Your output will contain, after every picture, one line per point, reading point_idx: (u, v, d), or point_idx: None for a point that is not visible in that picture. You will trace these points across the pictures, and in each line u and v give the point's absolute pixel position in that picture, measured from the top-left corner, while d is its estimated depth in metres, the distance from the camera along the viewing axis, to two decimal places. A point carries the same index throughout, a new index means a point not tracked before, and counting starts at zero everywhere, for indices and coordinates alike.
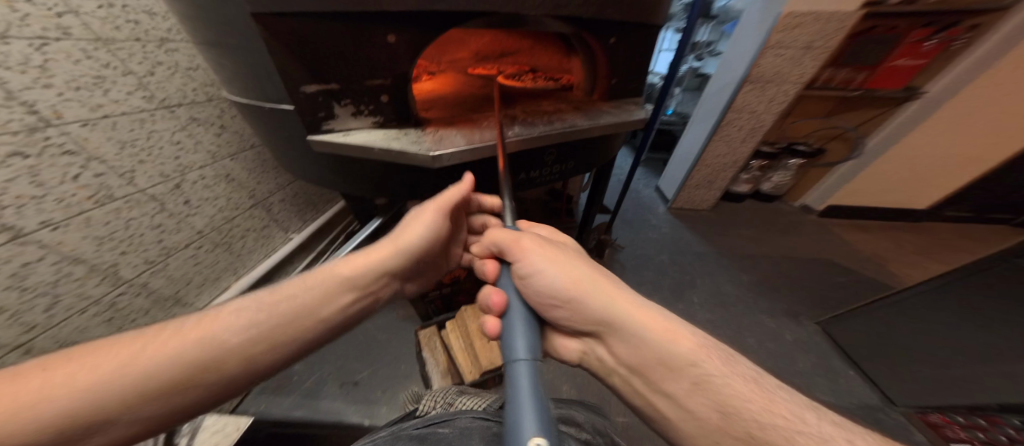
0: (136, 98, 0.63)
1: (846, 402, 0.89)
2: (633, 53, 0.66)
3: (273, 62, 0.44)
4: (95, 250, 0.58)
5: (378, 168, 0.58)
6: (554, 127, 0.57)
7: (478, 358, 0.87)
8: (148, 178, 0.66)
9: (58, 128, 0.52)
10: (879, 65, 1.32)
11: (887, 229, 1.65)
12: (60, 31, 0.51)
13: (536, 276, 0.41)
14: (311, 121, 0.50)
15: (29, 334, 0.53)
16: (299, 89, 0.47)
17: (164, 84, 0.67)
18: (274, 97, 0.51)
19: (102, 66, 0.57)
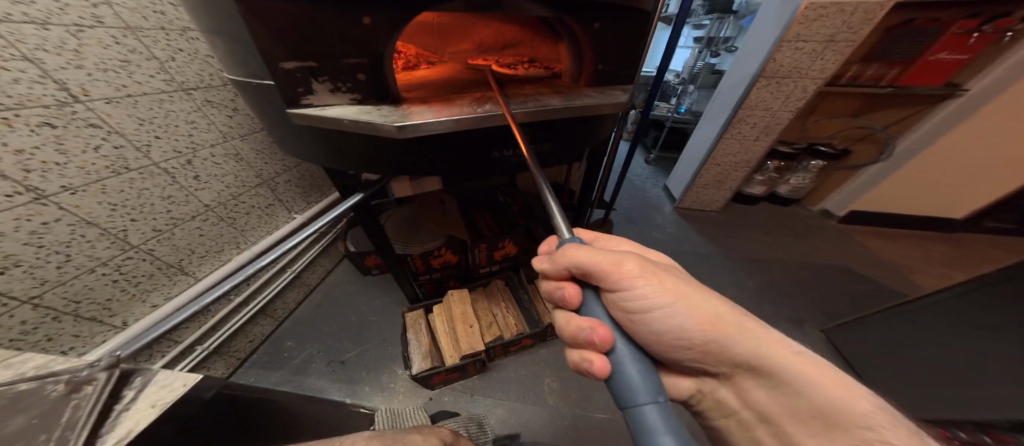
0: (157, 80, 0.69)
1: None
2: (621, 40, 0.65)
3: (254, 41, 0.50)
4: (108, 215, 0.65)
5: (359, 145, 0.63)
6: (529, 106, 0.61)
7: (459, 342, 0.91)
8: (162, 152, 0.72)
9: (85, 104, 0.59)
10: (915, 60, 1.22)
11: (918, 239, 1.52)
12: (95, 19, 0.58)
13: (659, 311, 0.39)
14: (290, 96, 0.57)
15: (40, 288, 0.59)
16: (279, 65, 0.53)
17: (184, 69, 0.73)
18: (256, 73, 0.57)
19: (128, 51, 0.64)
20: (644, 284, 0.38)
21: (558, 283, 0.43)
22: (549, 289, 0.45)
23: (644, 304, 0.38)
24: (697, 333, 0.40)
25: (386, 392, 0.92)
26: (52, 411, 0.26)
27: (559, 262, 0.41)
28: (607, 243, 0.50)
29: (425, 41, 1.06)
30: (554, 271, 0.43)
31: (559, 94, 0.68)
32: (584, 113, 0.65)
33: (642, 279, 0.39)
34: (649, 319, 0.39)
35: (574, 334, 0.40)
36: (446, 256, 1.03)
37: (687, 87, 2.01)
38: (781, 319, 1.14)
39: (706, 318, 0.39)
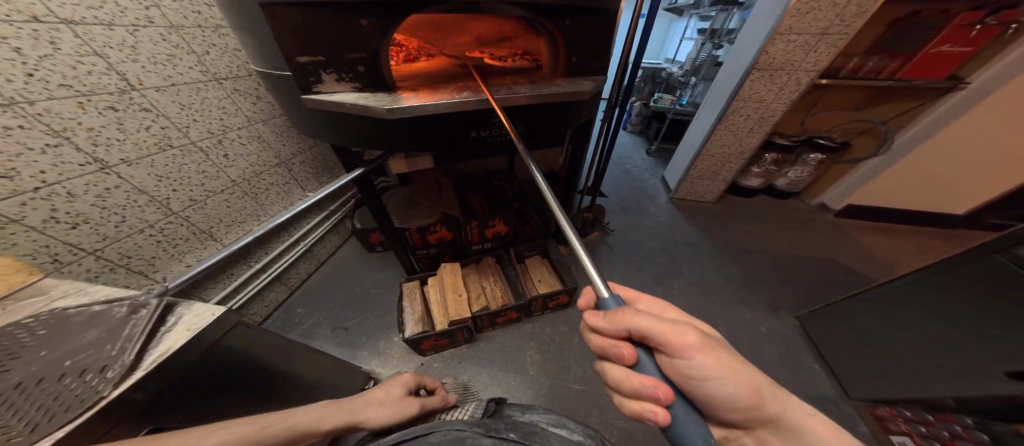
0: (194, 71, 0.81)
1: (801, 392, 0.94)
2: (586, 35, 0.77)
3: (276, 40, 0.61)
4: (155, 184, 0.78)
5: (363, 128, 0.73)
6: (501, 94, 0.72)
7: (448, 310, 1.00)
8: (199, 133, 0.85)
9: (139, 91, 0.72)
10: (917, 52, 1.19)
11: (917, 236, 1.50)
12: (147, 20, 0.70)
13: (715, 381, 0.35)
14: (303, 84, 0.68)
15: (104, 242, 0.72)
16: (294, 59, 0.64)
17: (217, 61, 0.85)
18: (276, 66, 0.68)
19: (173, 46, 0.76)
20: (705, 356, 0.34)
21: (612, 339, 0.37)
22: (600, 346, 0.38)
23: (706, 375, 0.34)
24: (753, 406, 0.37)
25: (383, 356, 1.03)
26: (118, 327, 0.44)
27: (619, 321, 0.36)
28: (646, 305, 0.46)
29: (426, 35, 1.15)
30: (610, 330, 0.37)
31: (529, 84, 0.80)
32: (556, 99, 0.76)
33: (705, 352, 0.34)
34: (704, 389, 0.35)
35: (630, 388, 0.37)
36: (441, 233, 1.13)
37: (690, 79, 1.99)
38: (760, 307, 1.18)
39: (759, 391, 0.37)
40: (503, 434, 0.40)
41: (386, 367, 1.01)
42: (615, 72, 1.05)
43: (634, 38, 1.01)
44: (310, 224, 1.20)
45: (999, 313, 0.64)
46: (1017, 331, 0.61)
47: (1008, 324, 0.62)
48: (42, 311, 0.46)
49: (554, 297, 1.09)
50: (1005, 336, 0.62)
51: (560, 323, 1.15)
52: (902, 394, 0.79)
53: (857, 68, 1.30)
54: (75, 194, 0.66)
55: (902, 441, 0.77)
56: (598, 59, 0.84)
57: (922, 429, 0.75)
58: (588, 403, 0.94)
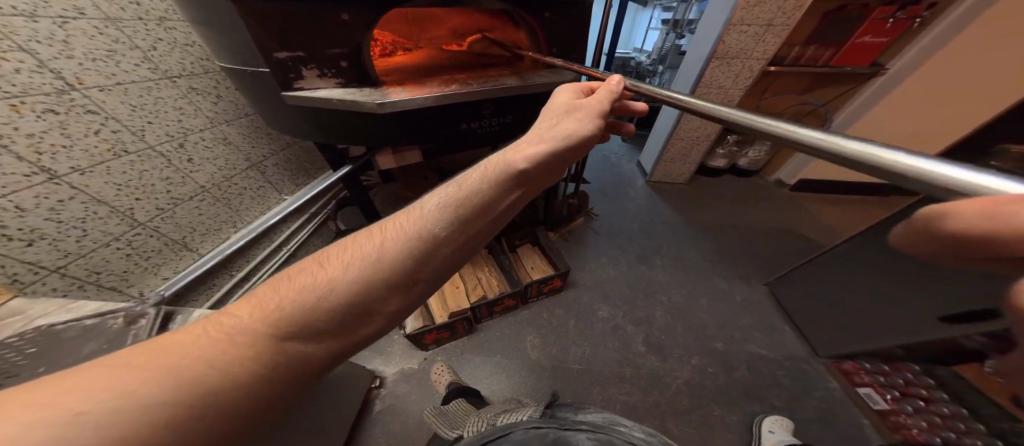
0: (142, 68, 0.74)
1: (776, 352, 1.06)
2: (565, 27, 0.81)
3: (250, 35, 0.58)
4: (115, 194, 0.72)
5: (349, 124, 0.72)
6: (487, 85, 0.74)
7: (447, 301, 1.03)
8: (156, 136, 0.78)
9: (81, 91, 0.64)
10: (845, 42, 1.36)
11: (855, 204, 1.72)
12: (76, 11, 0.62)
13: None
14: (283, 81, 0.65)
15: (65, 259, 0.66)
16: (271, 55, 0.62)
17: (166, 58, 0.78)
18: (250, 62, 0.65)
19: (112, 41, 0.68)
20: None
21: None
22: None
23: None
24: None
25: (384, 355, 1.04)
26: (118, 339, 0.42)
27: None
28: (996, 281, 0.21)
29: (401, 29, 1.13)
30: None
31: (513, 76, 0.83)
32: (541, 89, 0.79)
33: None
34: None
35: None
36: None
37: (657, 68, 2.10)
38: (734, 278, 1.30)
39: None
40: (577, 427, 0.52)
41: (389, 365, 1.02)
42: (591, 61, 1.09)
43: (607, 28, 1.06)
44: (293, 226, 1.15)
45: None
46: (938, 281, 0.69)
47: None
48: (26, 329, 0.42)
49: (549, 281, 1.12)
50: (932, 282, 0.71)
51: (555, 308, 1.18)
52: (863, 347, 0.91)
53: (799, 56, 1.44)
54: (24, 208, 0.59)
55: (867, 392, 0.90)
56: (578, 50, 0.88)
57: (882, 379, 0.88)
58: (590, 381, 0.99)
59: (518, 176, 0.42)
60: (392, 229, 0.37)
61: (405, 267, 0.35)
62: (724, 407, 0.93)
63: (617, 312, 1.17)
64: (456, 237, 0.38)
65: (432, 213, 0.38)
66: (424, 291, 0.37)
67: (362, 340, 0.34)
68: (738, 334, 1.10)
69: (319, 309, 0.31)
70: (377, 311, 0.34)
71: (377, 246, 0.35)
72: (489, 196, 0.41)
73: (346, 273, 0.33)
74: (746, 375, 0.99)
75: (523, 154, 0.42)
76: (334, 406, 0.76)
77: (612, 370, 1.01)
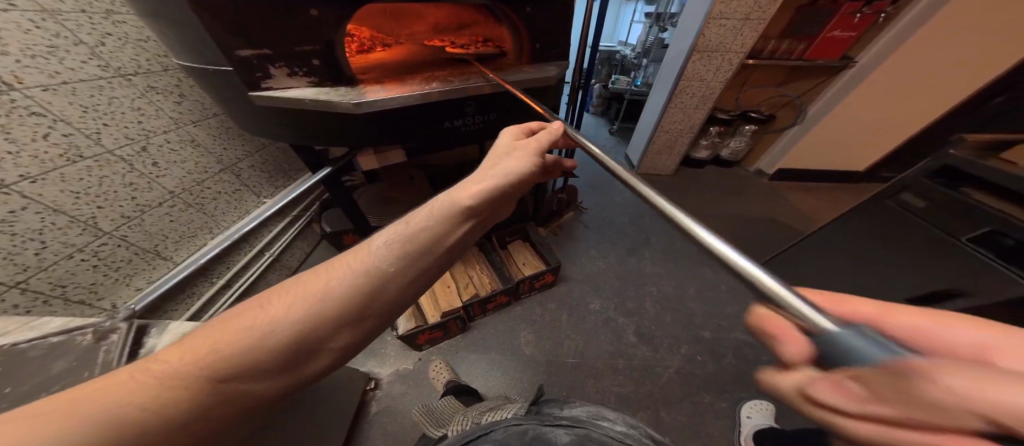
0: (91, 66, 0.68)
1: None
2: (547, 22, 0.80)
3: (208, 32, 0.55)
4: (74, 202, 0.67)
5: (323, 124, 0.71)
6: (468, 83, 0.73)
7: (438, 302, 1.02)
8: (114, 139, 0.73)
9: (21, 91, 0.59)
10: (817, 36, 1.41)
11: (830, 192, 1.79)
12: (5, 2, 0.56)
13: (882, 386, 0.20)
14: (249, 80, 0.63)
15: (24, 273, 0.62)
16: (234, 53, 0.59)
17: (117, 54, 0.73)
18: (212, 60, 0.61)
19: (53, 36, 0.62)
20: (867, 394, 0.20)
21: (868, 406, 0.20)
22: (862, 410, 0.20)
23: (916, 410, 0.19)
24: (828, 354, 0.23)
25: (378, 356, 1.03)
26: (86, 356, 0.40)
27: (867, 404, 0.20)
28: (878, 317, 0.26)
29: (380, 24, 1.10)
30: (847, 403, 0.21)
31: (495, 72, 0.82)
32: (523, 86, 0.79)
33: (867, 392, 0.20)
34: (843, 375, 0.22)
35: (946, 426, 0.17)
36: None
37: (641, 61, 2.11)
38: (719, 267, 1.34)
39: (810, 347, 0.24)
40: (558, 422, 0.53)
41: (384, 366, 1.01)
42: (576, 55, 1.09)
43: (590, 22, 1.06)
44: (274, 229, 1.12)
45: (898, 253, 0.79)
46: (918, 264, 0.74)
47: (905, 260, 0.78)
48: None
49: (540, 277, 1.13)
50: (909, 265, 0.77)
51: (547, 303, 1.19)
52: None
53: (774, 50, 1.48)
54: None
55: None
56: (561, 45, 0.87)
57: None
58: (584, 374, 1.01)
59: (466, 212, 0.44)
60: (336, 266, 0.35)
61: (351, 307, 0.34)
62: (714, 394, 0.96)
63: (608, 304, 1.19)
64: (409, 272, 0.38)
65: (381, 250, 0.37)
66: (376, 325, 0.36)
67: (309, 379, 0.33)
68: (724, 321, 1.14)
69: (260, 351, 0.29)
70: (323, 349, 0.32)
71: (322, 284, 0.34)
72: (438, 232, 0.41)
73: (291, 313, 0.31)
74: (732, 361, 1.03)
75: (468, 191, 0.45)
76: (328, 410, 0.75)
77: (605, 362, 1.03)
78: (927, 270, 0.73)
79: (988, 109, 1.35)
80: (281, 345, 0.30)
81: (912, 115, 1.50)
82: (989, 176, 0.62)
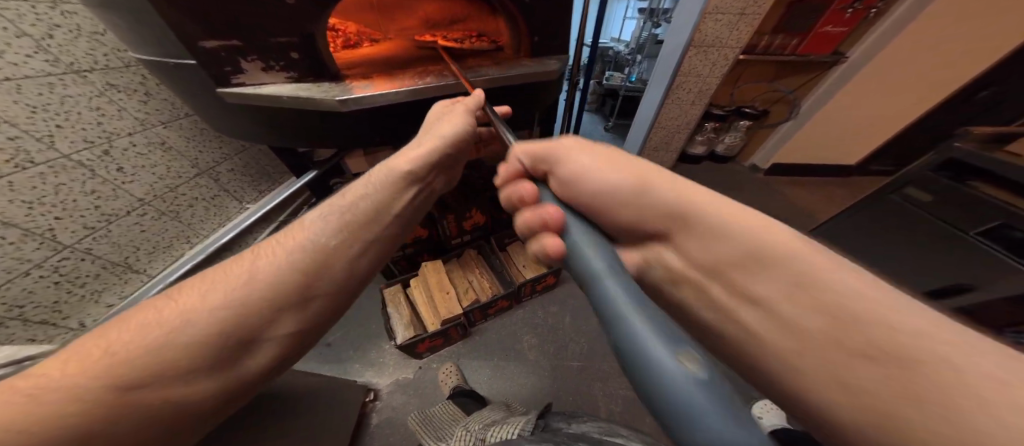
0: (38, 60, 0.62)
1: None
2: (545, 13, 0.76)
3: (166, 22, 0.50)
4: (26, 213, 0.63)
5: (302, 123, 0.66)
6: (465, 78, 0.70)
7: (437, 308, 0.97)
8: (71, 142, 0.68)
9: None
10: (809, 32, 1.40)
11: (824, 185, 1.81)
12: None
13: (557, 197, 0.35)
14: (218, 75, 0.57)
15: None
16: (198, 44, 0.53)
17: (69, 48, 0.66)
18: (174, 53, 0.55)
19: None
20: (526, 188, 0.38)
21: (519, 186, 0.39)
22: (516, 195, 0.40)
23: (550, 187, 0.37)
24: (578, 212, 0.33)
25: (376, 366, 0.98)
26: None
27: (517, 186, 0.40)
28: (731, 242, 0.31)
29: (366, 18, 1.04)
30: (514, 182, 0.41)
31: (492, 66, 0.78)
32: (522, 81, 0.76)
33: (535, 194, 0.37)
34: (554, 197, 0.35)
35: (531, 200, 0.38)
36: (418, 231, 1.03)
37: (635, 57, 2.09)
38: None
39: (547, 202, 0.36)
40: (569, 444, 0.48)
41: (383, 376, 0.97)
42: (575, 50, 1.05)
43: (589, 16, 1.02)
44: (257, 236, 1.05)
45: (909, 249, 0.78)
46: (931, 261, 0.74)
47: (916, 257, 0.77)
48: None
49: (542, 279, 1.10)
50: (920, 263, 0.76)
51: (549, 305, 1.16)
52: None
53: (768, 45, 1.47)
54: None
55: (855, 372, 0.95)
56: (560, 37, 0.84)
57: None
58: (588, 376, 0.99)
59: (408, 177, 0.51)
60: (265, 252, 0.38)
61: (288, 290, 0.36)
62: None
63: None
64: (351, 243, 0.42)
65: (318, 224, 0.42)
66: (322, 308, 0.38)
67: (249, 375, 0.33)
68: None
69: (191, 344, 0.29)
70: (266, 334, 0.34)
71: (248, 269, 0.35)
72: (380, 201, 0.48)
73: (225, 299, 0.32)
74: None
75: (406, 158, 0.51)
76: (329, 417, 0.77)
77: (611, 365, 1.01)
78: (938, 267, 0.73)
79: (976, 102, 1.41)
80: (217, 339, 0.31)
81: (899, 112, 1.53)
82: (997, 169, 0.61)
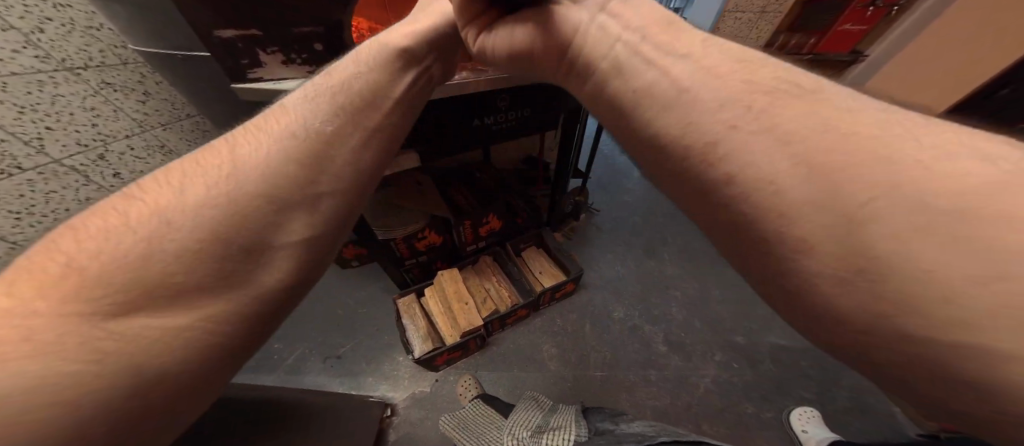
0: (26, 56, 0.55)
1: (800, 344, 1.04)
2: None
3: (181, 12, 0.47)
4: (13, 225, 0.61)
5: None
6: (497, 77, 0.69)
7: (456, 320, 0.93)
8: (62, 146, 0.63)
9: None
10: (828, 30, 1.33)
11: None
12: None
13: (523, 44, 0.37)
14: (234, 69, 0.55)
15: None
16: (213, 34, 0.50)
17: (60, 44, 0.59)
18: (182, 44, 0.51)
19: None
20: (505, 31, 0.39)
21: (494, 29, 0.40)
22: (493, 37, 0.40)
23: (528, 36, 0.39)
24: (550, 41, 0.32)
25: (392, 379, 0.94)
26: None
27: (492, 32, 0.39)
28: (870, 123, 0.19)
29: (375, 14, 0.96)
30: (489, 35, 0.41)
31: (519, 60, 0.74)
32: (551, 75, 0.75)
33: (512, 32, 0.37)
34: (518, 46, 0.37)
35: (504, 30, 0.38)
36: (432, 238, 0.98)
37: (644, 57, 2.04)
38: None
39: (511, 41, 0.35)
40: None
41: (399, 390, 0.92)
42: None
43: None
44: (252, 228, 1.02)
45: None
46: None
47: None
48: None
49: (561, 288, 1.05)
50: None
51: (569, 313, 1.10)
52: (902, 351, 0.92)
53: (784, 45, 1.39)
54: None
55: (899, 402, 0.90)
56: None
57: None
58: (612, 388, 0.95)
59: (406, 54, 0.39)
60: (243, 144, 0.28)
61: (278, 190, 0.26)
62: (756, 402, 0.93)
63: (632, 310, 1.11)
64: (349, 130, 0.31)
65: (306, 111, 0.31)
66: (335, 209, 0.29)
67: (269, 291, 0.25)
68: (758, 325, 1.07)
69: (177, 254, 0.22)
70: (272, 241, 0.25)
71: (225, 163, 0.26)
72: (375, 82, 0.35)
73: (207, 194, 0.24)
74: (773, 369, 0.98)
75: (401, 33, 0.40)
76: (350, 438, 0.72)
77: (637, 374, 0.97)
78: None
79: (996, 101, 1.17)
80: (205, 264, 0.23)
81: None
82: None
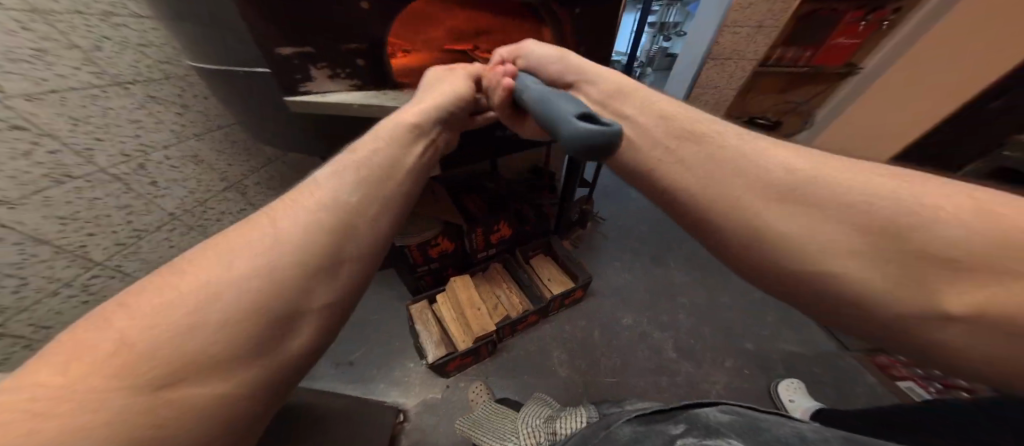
0: (84, 73, 0.60)
1: (811, 351, 1.04)
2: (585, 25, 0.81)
3: (253, 38, 0.59)
4: (59, 229, 0.62)
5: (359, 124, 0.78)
6: None
7: (470, 326, 0.94)
8: (108, 157, 0.66)
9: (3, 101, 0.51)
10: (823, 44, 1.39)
11: None
12: None
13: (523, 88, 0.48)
14: (291, 83, 0.67)
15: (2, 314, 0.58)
16: (273, 50, 0.62)
17: (114, 60, 0.65)
18: (246, 58, 0.63)
19: (40, 38, 0.54)
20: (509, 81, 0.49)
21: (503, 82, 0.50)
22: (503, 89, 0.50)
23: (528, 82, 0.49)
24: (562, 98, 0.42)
25: (403, 385, 0.94)
26: None
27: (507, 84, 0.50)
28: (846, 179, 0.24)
29: None
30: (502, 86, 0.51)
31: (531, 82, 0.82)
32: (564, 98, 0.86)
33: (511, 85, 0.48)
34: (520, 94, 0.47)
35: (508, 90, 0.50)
36: (445, 245, 1.01)
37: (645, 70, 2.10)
38: None
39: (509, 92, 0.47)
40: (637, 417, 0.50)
41: (410, 396, 0.92)
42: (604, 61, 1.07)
43: None
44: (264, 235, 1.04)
45: None
46: None
47: None
48: None
49: (572, 294, 1.07)
50: None
51: (578, 320, 1.11)
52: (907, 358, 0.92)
53: (781, 57, 1.44)
54: None
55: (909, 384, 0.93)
56: (594, 52, 0.87)
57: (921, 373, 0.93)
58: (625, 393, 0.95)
59: (416, 130, 0.42)
60: (280, 215, 0.28)
61: (313, 261, 0.25)
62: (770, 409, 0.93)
63: (641, 317, 1.11)
64: (370, 199, 0.31)
65: (335, 182, 0.31)
66: (358, 271, 0.28)
67: (289, 359, 0.23)
68: (767, 331, 1.08)
69: (227, 324, 0.21)
70: (306, 307, 0.24)
71: (266, 233, 0.26)
72: (393, 156, 0.37)
73: (249, 266, 0.23)
74: (785, 375, 0.99)
75: (408, 112, 0.44)
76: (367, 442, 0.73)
77: (648, 380, 0.97)
78: None
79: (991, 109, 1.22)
80: (262, 316, 0.22)
81: None
82: None
